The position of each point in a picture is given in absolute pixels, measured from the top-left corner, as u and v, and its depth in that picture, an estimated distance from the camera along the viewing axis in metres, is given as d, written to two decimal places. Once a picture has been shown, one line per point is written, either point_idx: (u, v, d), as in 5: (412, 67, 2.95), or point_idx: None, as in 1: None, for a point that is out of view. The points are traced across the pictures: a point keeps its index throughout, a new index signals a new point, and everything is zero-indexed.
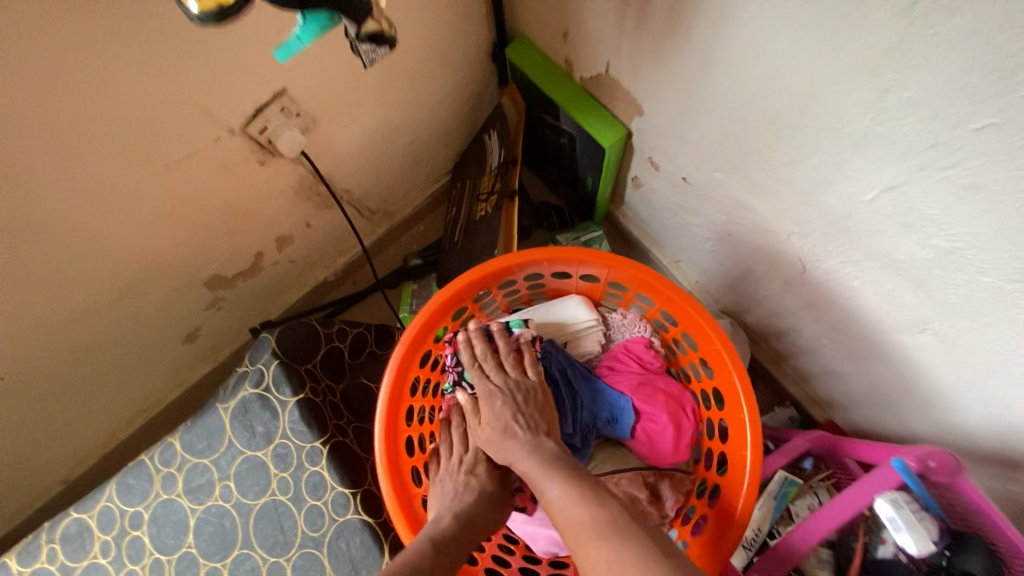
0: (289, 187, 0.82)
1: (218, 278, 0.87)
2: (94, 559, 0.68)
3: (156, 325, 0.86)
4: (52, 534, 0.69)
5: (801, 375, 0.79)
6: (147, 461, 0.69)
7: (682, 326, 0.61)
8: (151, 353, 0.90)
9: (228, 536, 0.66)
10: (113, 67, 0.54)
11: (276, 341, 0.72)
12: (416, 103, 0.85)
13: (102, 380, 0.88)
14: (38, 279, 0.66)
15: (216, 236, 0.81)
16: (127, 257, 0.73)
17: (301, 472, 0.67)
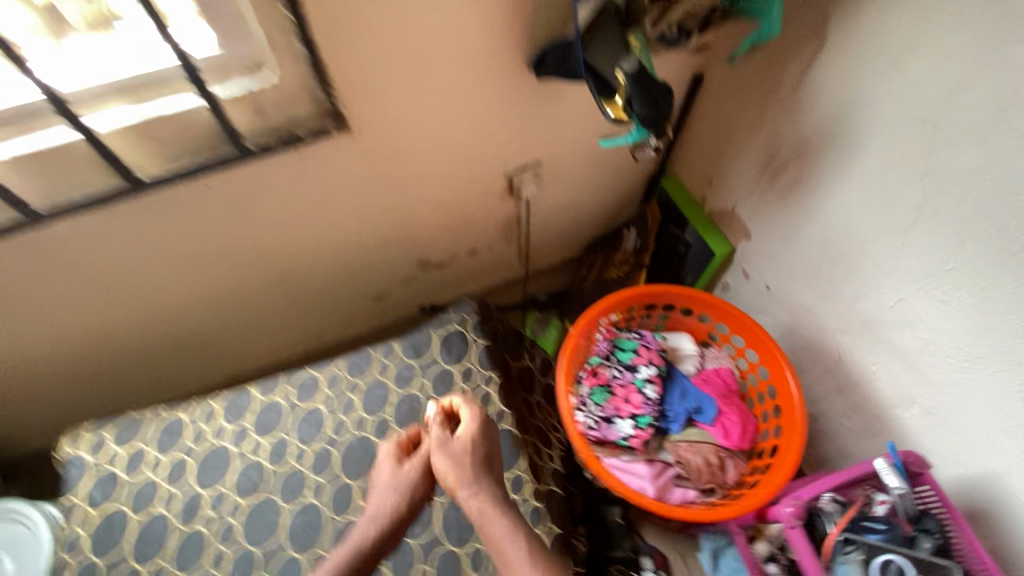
0: (501, 219, 1.21)
1: (425, 261, 1.25)
2: (315, 404, 0.96)
3: (372, 277, 1.21)
4: (293, 379, 0.98)
5: (819, 449, 1.09)
6: (372, 351, 1.00)
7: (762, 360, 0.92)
8: (356, 296, 1.24)
9: (415, 415, 0.94)
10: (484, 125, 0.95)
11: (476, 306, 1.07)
12: (596, 198, 1.26)
13: (317, 301, 1.20)
14: (356, 218, 1.03)
15: (444, 233, 1.19)
16: (398, 224, 1.11)
17: (477, 390, 0.97)
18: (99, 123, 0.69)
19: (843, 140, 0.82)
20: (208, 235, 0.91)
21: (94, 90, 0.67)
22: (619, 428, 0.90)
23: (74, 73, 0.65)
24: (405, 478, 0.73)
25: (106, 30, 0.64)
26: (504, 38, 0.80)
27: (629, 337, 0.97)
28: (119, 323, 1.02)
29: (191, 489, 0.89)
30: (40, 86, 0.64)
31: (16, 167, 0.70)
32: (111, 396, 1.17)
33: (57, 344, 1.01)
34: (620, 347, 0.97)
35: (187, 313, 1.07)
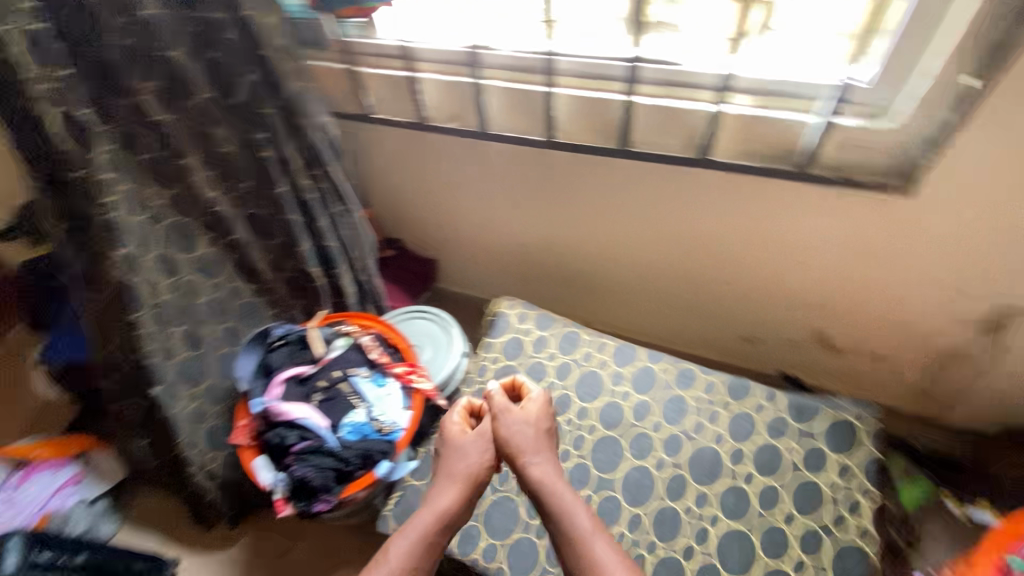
0: (948, 347, 1.06)
1: (820, 335, 1.19)
2: (682, 396, 1.00)
3: (767, 322, 1.23)
4: (675, 364, 1.05)
5: None
6: (754, 386, 1.00)
7: None
8: (731, 326, 1.28)
9: (772, 468, 0.92)
10: None
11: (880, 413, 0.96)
12: None
13: (705, 313, 1.28)
14: (818, 267, 1.05)
15: (875, 326, 1.11)
16: (834, 291, 1.08)
17: (846, 490, 0.88)
18: (730, 109, 0.83)
19: None
20: (699, 218, 1.05)
21: (749, 86, 0.82)
22: None
23: (747, 68, 0.80)
24: (472, 445, 0.93)
25: (795, 42, 0.78)
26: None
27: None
28: (575, 247, 1.27)
29: (565, 391, 1.04)
30: (723, 71, 0.80)
31: (642, 115, 0.87)
32: (520, 289, 1.47)
33: (525, 239, 1.29)
34: None
35: (618, 266, 1.26)
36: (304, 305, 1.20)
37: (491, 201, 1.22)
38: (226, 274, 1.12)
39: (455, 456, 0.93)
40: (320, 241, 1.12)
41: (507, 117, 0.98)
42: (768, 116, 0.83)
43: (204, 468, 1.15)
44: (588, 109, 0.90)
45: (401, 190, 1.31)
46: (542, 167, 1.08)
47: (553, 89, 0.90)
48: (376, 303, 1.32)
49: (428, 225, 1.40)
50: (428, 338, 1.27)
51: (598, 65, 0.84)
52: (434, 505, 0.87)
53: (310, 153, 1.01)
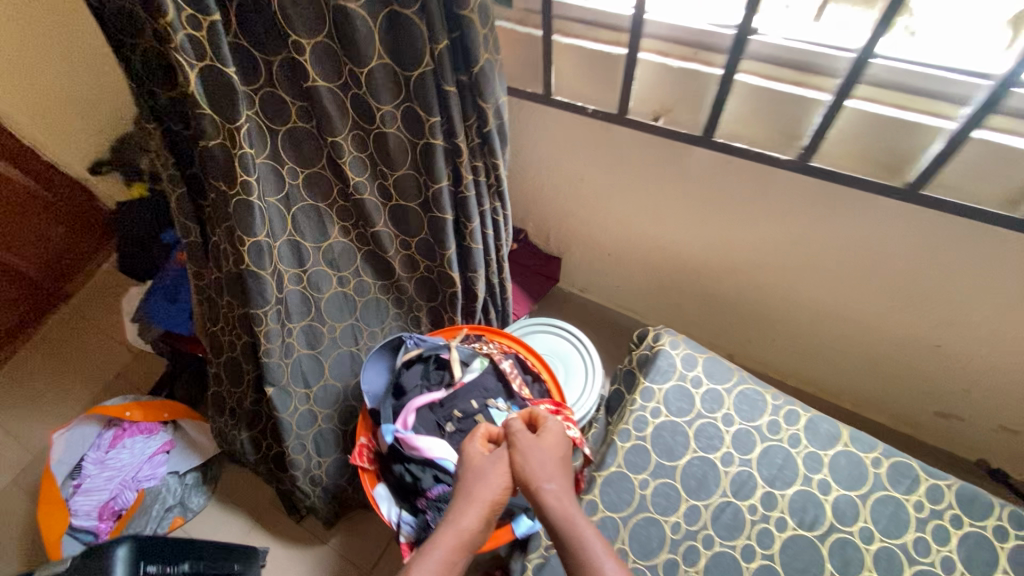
0: None
1: None
2: (898, 500, 0.81)
3: (977, 401, 1.01)
4: (887, 455, 0.85)
5: None
6: (994, 501, 0.80)
7: None
8: (923, 395, 1.06)
9: None
10: None
11: None
12: None
13: (893, 375, 1.07)
14: None
15: None
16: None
17: None
18: None
19: None
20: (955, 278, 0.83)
21: None
22: None
23: None
24: (490, 468, 0.70)
25: None
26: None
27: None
28: (752, 278, 1.06)
29: (747, 468, 0.85)
30: None
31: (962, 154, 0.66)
32: (659, 304, 1.29)
33: (693, 257, 1.09)
34: None
35: (802, 307, 1.05)
36: (432, 307, 1.03)
37: (669, 213, 1.01)
38: (352, 266, 0.95)
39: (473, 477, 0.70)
40: (466, 242, 0.93)
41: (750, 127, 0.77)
42: None
43: (307, 473, 1.04)
44: (885, 135, 0.69)
45: (547, 182, 1.11)
46: (758, 188, 0.87)
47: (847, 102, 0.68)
48: (503, 307, 1.14)
49: (569, 222, 1.21)
50: (557, 358, 1.12)
51: (934, 78, 0.62)
52: (447, 531, 0.64)
53: (481, 141, 0.81)
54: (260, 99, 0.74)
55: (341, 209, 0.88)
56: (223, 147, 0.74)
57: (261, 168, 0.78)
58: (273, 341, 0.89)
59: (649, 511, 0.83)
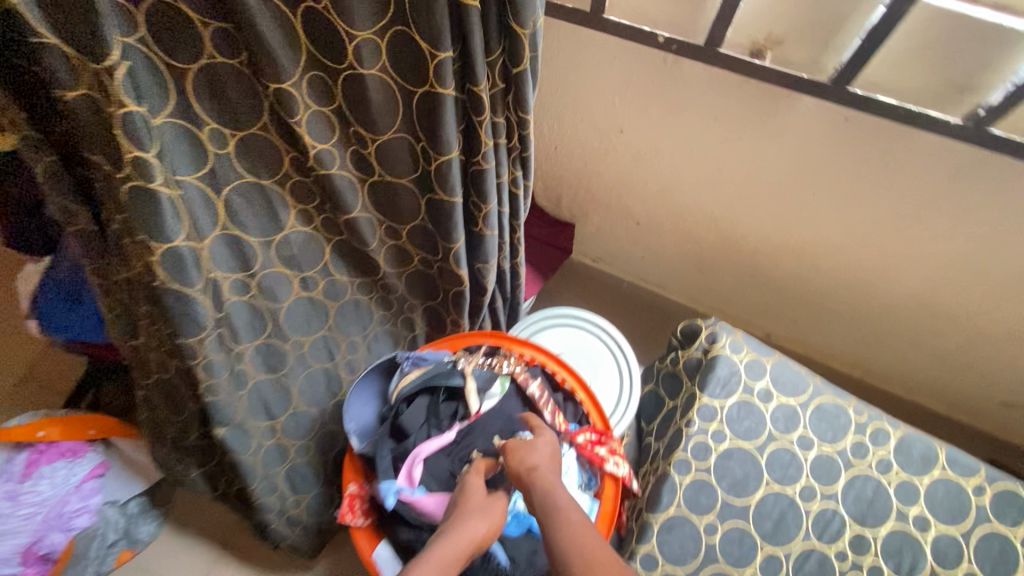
0: None
1: None
2: (1007, 537, 0.68)
3: None
4: (990, 481, 0.71)
5: None
6: None
7: None
8: (990, 388, 0.94)
9: None
10: None
11: None
12: None
13: (961, 368, 0.93)
14: None
15: None
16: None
17: None
18: None
19: None
20: None
21: None
22: None
23: None
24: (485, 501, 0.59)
25: None
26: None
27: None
28: (818, 259, 0.86)
29: (831, 503, 0.71)
30: None
31: None
32: (686, 283, 1.08)
33: (746, 234, 0.88)
34: None
35: (873, 294, 0.87)
36: (429, 305, 0.80)
37: (735, 179, 0.78)
38: (320, 264, 0.68)
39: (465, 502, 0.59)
40: (477, 228, 0.68)
41: (904, 71, 0.58)
42: None
43: (282, 513, 0.84)
44: None
45: (571, 136, 0.85)
46: (872, 151, 0.65)
47: None
48: (515, 295, 0.90)
49: (589, 186, 0.96)
50: (580, 356, 0.92)
51: None
52: (439, 552, 0.52)
53: (507, 88, 0.54)
54: (149, 14, 0.44)
55: (296, 187, 0.61)
56: (95, 99, 0.45)
57: (163, 130, 0.49)
58: (218, 375, 0.64)
59: (720, 563, 0.68)
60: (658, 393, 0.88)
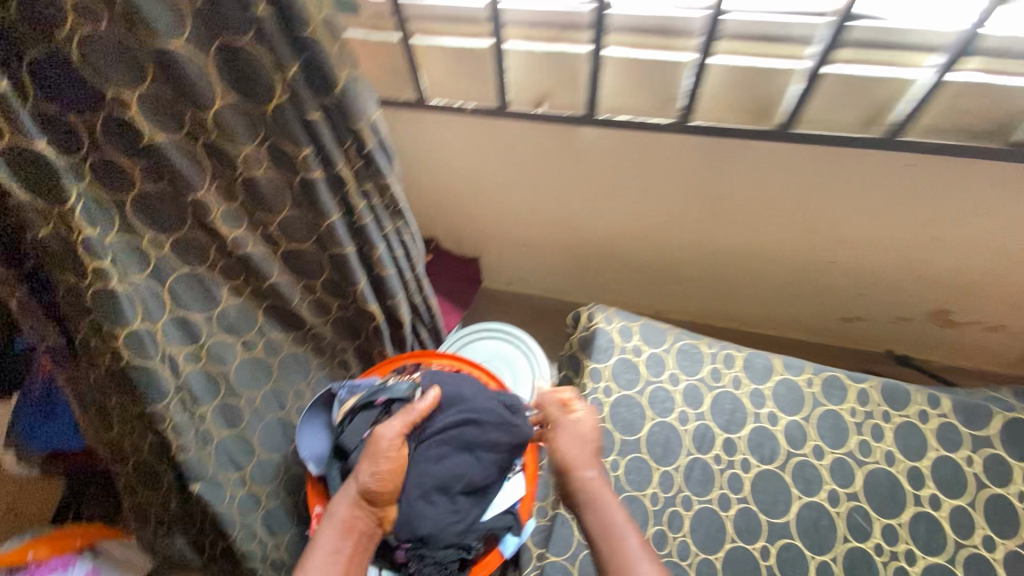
0: None
1: (941, 312, 1.07)
2: (839, 411, 0.87)
3: (876, 305, 1.10)
4: (817, 373, 0.91)
5: None
6: (912, 389, 0.88)
7: None
8: (833, 310, 1.15)
9: (958, 489, 0.81)
10: None
11: None
12: None
13: (804, 299, 1.14)
14: (963, 247, 0.91)
15: (1004, 300, 1.00)
16: (983, 267, 0.94)
17: None
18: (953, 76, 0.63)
19: None
20: (834, 202, 0.87)
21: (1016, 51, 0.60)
22: None
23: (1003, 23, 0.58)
24: (381, 452, 0.75)
25: None
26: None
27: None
28: (663, 239, 1.07)
29: (703, 420, 0.89)
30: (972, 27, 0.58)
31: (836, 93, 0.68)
32: (582, 286, 1.28)
33: (604, 232, 1.09)
34: None
35: (713, 257, 1.08)
36: (357, 345, 0.97)
37: (572, 194, 1.00)
38: (255, 327, 0.86)
39: (372, 437, 0.77)
40: (375, 270, 0.86)
41: (626, 96, 0.76)
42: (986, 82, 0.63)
43: (266, 559, 0.94)
44: (750, 88, 0.70)
45: (444, 188, 1.06)
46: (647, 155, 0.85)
47: (710, 59, 0.67)
48: (434, 323, 1.09)
49: (474, 223, 1.16)
50: (506, 360, 1.11)
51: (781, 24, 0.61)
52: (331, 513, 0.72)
53: (364, 162, 0.75)
54: (91, 167, 0.62)
55: (226, 267, 0.78)
56: (58, 234, 0.61)
57: (115, 245, 0.66)
58: (185, 434, 0.78)
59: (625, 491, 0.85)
60: (568, 370, 1.04)
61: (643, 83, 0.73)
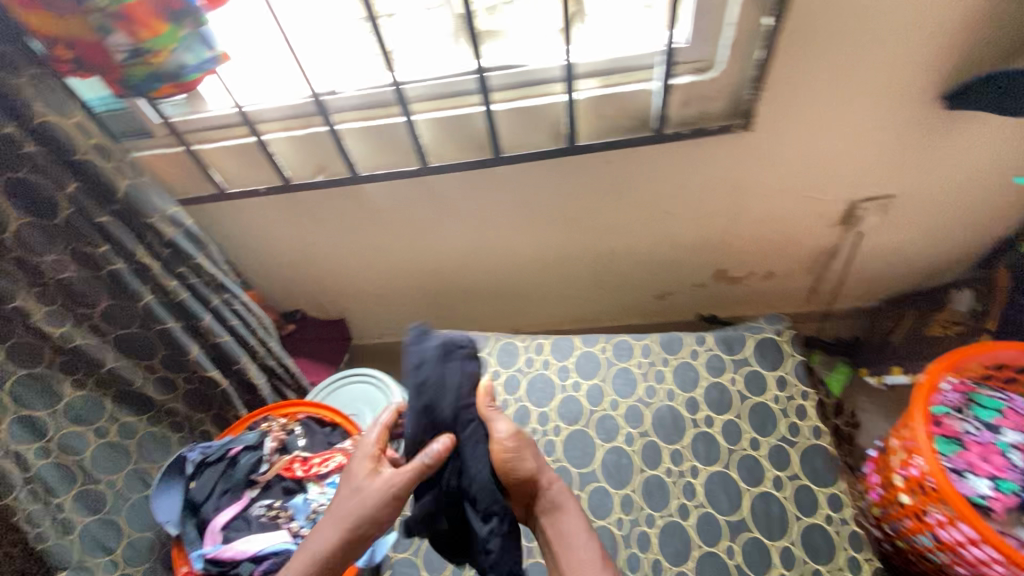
0: (820, 248, 1.19)
1: (721, 272, 1.28)
2: (629, 367, 1.02)
3: (671, 276, 1.29)
4: (609, 340, 1.06)
5: None
6: (685, 335, 1.04)
7: None
8: (644, 290, 1.34)
9: (726, 406, 0.96)
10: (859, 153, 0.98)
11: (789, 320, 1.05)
12: (929, 248, 1.17)
13: (618, 285, 1.33)
14: (697, 214, 1.12)
15: (757, 249, 1.21)
16: (721, 229, 1.16)
17: (790, 400, 0.95)
18: (584, 94, 0.87)
19: None
20: (581, 202, 1.09)
21: (613, 67, 0.85)
22: (970, 484, 0.81)
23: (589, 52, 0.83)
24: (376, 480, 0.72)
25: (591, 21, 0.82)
26: (943, 54, 0.82)
27: (990, 394, 0.88)
28: (480, 260, 1.26)
29: (521, 402, 1.02)
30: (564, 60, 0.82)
31: (517, 121, 0.91)
32: (441, 318, 1.44)
33: (432, 266, 1.27)
34: (978, 401, 0.88)
35: (527, 267, 1.27)
36: (214, 414, 1.09)
37: (388, 240, 1.19)
38: (104, 414, 0.94)
39: (369, 471, 0.74)
40: (209, 339, 1.01)
41: (375, 157, 0.97)
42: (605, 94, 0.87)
43: None
44: (457, 132, 0.92)
45: (285, 259, 1.23)
46: (421, 195, 1.06)
47: (415, 116, 0.89)
48: (296, 380, 1.24)
49: (326, 284, 1.32)
50: (369, 400, 1.20)
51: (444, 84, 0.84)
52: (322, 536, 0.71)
53: (170, 250, 0.92)
54: None
55: (62, 363, 0.88)
56: None
57: None
58: (41, 522, 0.85)
59: None
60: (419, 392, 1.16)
61: (384, 146, 0.94)
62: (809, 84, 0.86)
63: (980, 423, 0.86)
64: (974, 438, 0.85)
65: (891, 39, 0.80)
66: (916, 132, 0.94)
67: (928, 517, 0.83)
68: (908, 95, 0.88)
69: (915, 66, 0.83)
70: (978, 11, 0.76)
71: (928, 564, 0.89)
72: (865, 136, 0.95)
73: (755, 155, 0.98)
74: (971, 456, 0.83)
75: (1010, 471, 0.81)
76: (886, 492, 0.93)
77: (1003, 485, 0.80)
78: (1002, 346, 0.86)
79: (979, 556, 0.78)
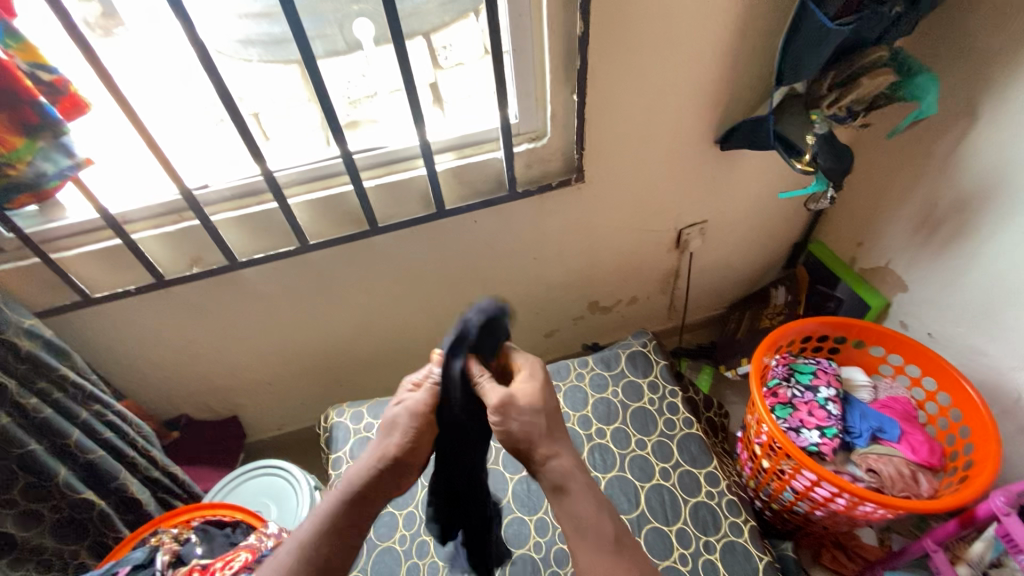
0: (666, 271, 1.42)
1: (593, 304, 1.45)
2: None
3: (553, 315, 1.45)
4: None
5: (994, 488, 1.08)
6: (569, 362, 1.17)
7: (932, 377, 1.02)
8: (532, 331, 1.47)
9: (613, 416, 1.09)
10: (672, 192, 1.23)
11: (650, 333, 1.23)
12: (745, 258, 1.46)
13: (508, 331, 1.45)
14: (561, 257, 1.30)
15: (618, 280, 1.41)
16: (584, 266, 1.34)
17: (663, 399, 1.11)
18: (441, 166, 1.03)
19: (998, 197, 0.98)
20: (459, 259, 1.21)
21: (463, 140, 1.02)
22: (805, 437, 0.99)
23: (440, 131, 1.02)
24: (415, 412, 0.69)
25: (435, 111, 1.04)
26: (708, 112, 1.08)
27: (805, 362, 1.10)
28: (375, 328, 1.31)
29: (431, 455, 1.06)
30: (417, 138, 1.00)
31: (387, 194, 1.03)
32: (344, 393, 1.44)
33: (327, 342, 1.29)
34: (798, 369, 1.09)
35: (421, 327, 1.35)
36: (89, 544, 0.97)
37: (277, 322, 1.20)
38: None
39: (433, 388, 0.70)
40: (80, 457, 0.92)
41: (255, 242, 1.02)
42: (459, 165, 1.03)
43: None
44: (335, 210, 1.02)
45: (165, 360, 1.18)
46: (306, 272, 1.11)
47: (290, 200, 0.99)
48: (188, 490, 1.16)
49: (214, 380, 1.28)
50: (276, 492, 1.15)
51: (312, 168, 0.96)
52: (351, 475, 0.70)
53: (27, 365, 0.86)
54: None
55: None
56: None
57: None
58: None
59: (383, 544, 0.96)
60: (331, 470, 1.14)
61: (265, 230, 1.00)
62: (619, 142, 1.09)
63: (802, 386, 1.06)
64: (801, 399, 1.04)
65: (668, 106, 1.05)
66: (707, 171, 1.20)
67: (784, 473, 0.99)
68: (693, 144, 1.14)
69: (695, 119, 1.09)
70: (720, 81, 1.04)
71: (800, 516, 1.05)
72: (672, 177, 1.20)
73: (595, 201, 1.19)
74: (802, 415, 1.02)
75: (830, 419, 1.00)
76: (754, 463, 1.09)
77: (827, 431, 0.99)
78: (799, 322, 1.08)
79: (825, 494, 0.94)
